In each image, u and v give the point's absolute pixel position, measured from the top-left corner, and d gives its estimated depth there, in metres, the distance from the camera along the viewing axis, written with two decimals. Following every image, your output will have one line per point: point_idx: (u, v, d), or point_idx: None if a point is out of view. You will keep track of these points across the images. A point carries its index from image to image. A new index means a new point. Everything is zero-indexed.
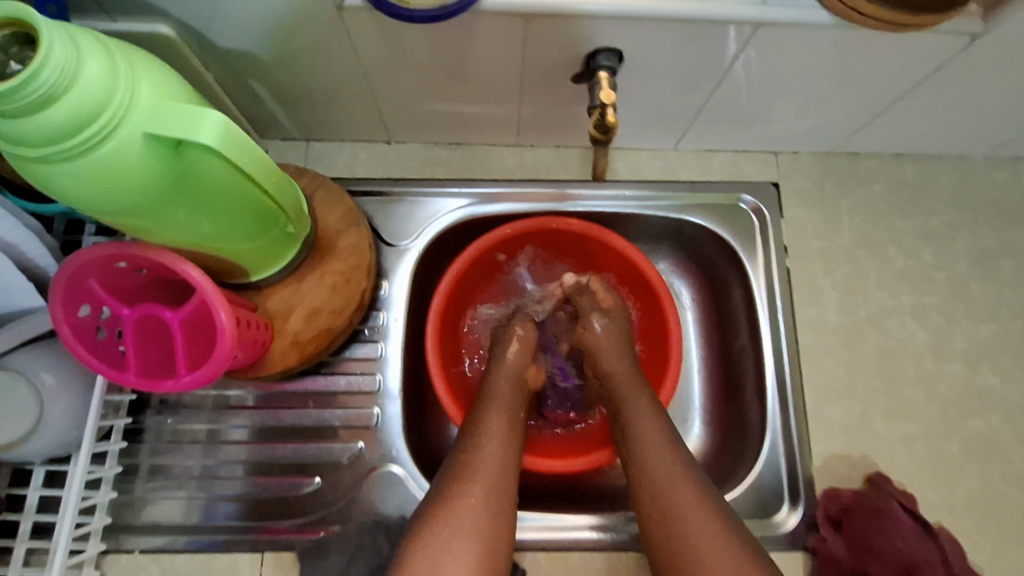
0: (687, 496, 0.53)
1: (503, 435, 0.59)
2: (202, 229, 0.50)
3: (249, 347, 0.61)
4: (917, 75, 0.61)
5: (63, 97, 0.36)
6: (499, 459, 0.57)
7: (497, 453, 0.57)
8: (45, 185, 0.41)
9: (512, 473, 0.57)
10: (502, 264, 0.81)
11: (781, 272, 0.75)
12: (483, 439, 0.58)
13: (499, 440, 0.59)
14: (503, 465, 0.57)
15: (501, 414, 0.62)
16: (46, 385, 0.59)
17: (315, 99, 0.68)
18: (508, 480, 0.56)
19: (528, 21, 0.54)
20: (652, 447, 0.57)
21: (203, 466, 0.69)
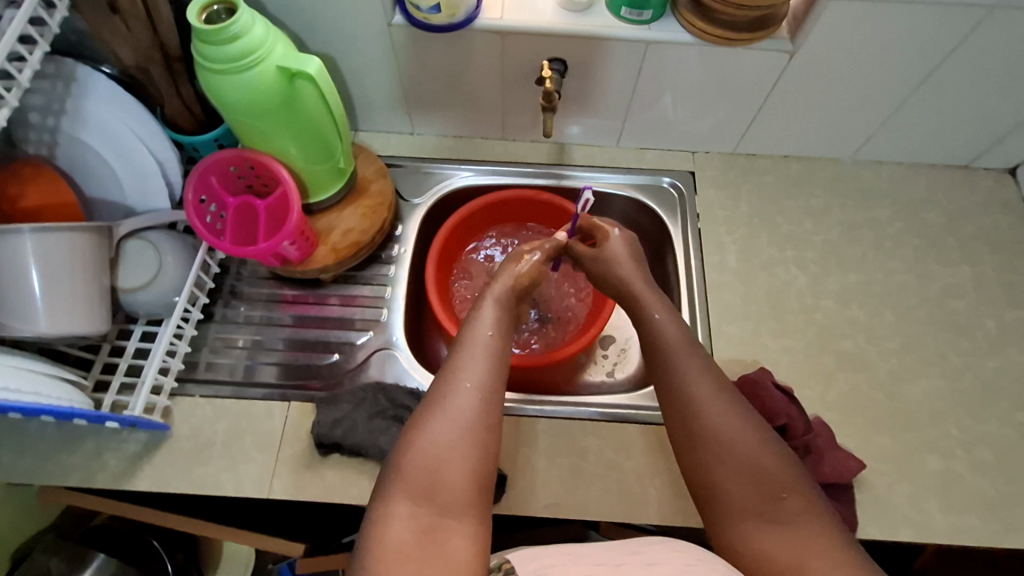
0: (700, 381, 0.65)
1: (496, 349, 0.68)
2: (288, 144, 0.79)
3: (304, 242, 0.87)
4: (766, 84, 0.91)
5: (242, 37, 0.67)
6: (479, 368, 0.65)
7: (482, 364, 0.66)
8: (215, 92, 0.71)
9: (497, 376, 0.65)
10: (490, 230, 1.10)
11: (693, 231, 1.00)
12: (475, 354, 0.67)
13: (482, 351, 0.67)
14: (488, 371, 0.65)
15: (494, 332, 0.70)
16: (166, 259, 0.85)
17: (365, 96, 1.01)
18: (496, 382, 0.64)
19: (503, 38, 0.86)
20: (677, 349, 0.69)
21: (253, 340, 0.93)
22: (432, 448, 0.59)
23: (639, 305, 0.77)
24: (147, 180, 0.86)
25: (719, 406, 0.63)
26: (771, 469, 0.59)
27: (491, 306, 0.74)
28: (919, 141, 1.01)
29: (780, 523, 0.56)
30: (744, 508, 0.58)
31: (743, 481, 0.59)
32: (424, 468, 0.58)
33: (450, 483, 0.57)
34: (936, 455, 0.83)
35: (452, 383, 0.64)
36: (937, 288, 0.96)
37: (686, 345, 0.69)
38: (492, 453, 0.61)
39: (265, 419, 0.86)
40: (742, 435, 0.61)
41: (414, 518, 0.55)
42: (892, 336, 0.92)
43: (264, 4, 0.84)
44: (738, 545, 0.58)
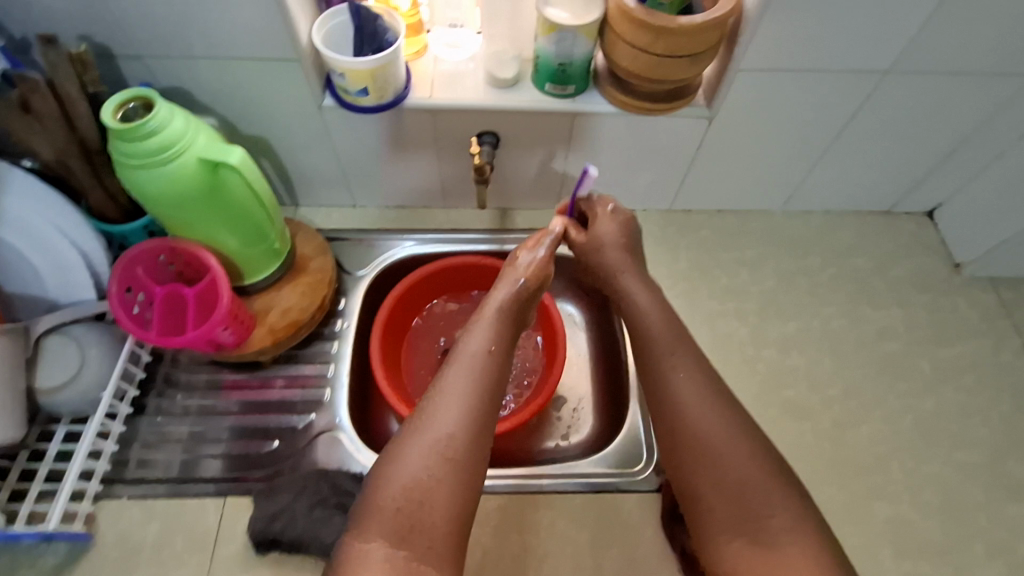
0: (694, 392, 0.64)
1: (490, 365, 0.63)
2: (216, 230, 0.78)
3: (238, 327, 0.85)
4: (690, 148, 0.95)
5: (160, 133, 0.67)
6: (464, 389, 0.60)
7: (468, 378, 0.61)
8: (134, 187, 0.70)
9: (486, 394, 0.61)
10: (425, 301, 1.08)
11: (636, 289, 1.01)
12: (462, 370, 0.61)
13: (475, 365, 0.62)
14: (472, 393, 0.60)
15: (492, 346, 0.65)
16: (90, 353, 0.81)
17: (303, 173, 1.01)
18: (483, 403, 0.60)
19: (435, 115, 0.89)
20: (663, 347, 0.68)
21: (190, 432, 0.88)
22: (410, 482, 0.55)
23: (616, 282, 0.77)
24: (71, 273, 0.83)
25: (709, 416, 0.62)
26: (758, 487, 0.58)
27: (487, 315, 0.68)
28: (840, 191, 1.07)
29: (769, 546, 0.56)
30: (727, 526, 0.58)
31: (728, 501, 0.58)
32: (399, 507, 0.54)
33: (428, 518, 0.54)
34: (884, 501, 0.84)
35: (434, 407, 0.59)
36: (872, 331, 0.99)
37: (677, 347, 0.68)
38: (474, 483, 0.57)
39: (198, 518, 0.81)
40: (726, 449, 0.60)
41: (388, 557, 0.52)
42: (834, 383, 0.93)
43: (192, 93, 0.85)
44: (720, 561, 0.58)
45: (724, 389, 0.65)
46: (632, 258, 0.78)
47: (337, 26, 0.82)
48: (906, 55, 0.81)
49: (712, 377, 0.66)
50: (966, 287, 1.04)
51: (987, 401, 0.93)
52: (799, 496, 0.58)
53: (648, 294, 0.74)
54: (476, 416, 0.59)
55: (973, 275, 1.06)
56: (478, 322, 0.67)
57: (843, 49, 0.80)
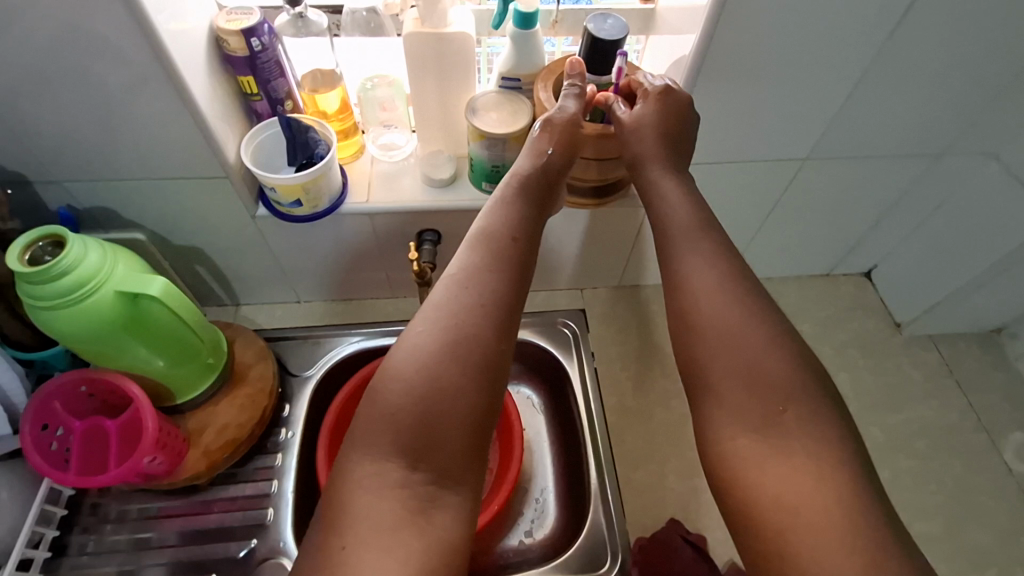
0: (711, 285, 0.60)
1: (500, 254, 0.62)
2: (140, 356, 0.74)
3: (169, 453, 0.79)
4: (631, 233, 0.97)
5: (71, 271, 0.63)
6: (468, 284, 0.60)
7: (483, 276, 0.60)
8: (46, 326, 0.66)
9: (494, 287, 0.60)
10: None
11: (590, 371, 1.00)
12: (459, 267, 0.61)
13: (491, 266, 0.61)
14: (476, 290, 0.59)
15: (511, 244, 0.63)
16: (1, 498, 0.75)
17: (242, 275, 0.98)
18: (489, 296, 0.59)
19: (372, 217, 0.88)
20: (680, 235, 0.64)
21: (118, 571, 0.82)
22: (421, 381, 0.54)
23: (642, 172, 0.70)
24: None
25: (709, 293, 0.60)
26: (774, 381, 0.55)
27: (506, 207, 0.67)
28: (779, 261, 1.10)
29: (777, 438, 0.52)
30: (735, 406, 0.54)
31: (741, 385, 0.55)
32: (411, 404, 0.54)
33: (442, 420, 0.53)
34: None
35: (437, 304, 0.59)
36: None
37: (689, 232, 0.64)
38: (490, 381, 0.56)
39: None
40: (741, 335, 0.57)
41: (400, 471, 0.51)
42: None
43: (117, 211, 0.82)
44: (722, 451, 0.54)
45: (753, 287, 0.60)
46: (669, 144, 0.70)
47: (268, 138, 0.82)
48: (823, 143, 0.86)
49: (729, 266, 0.61)
50: (908, 347, 1.07)
51: (939, 465, 0.94)
52: (827, 400, 0.54)
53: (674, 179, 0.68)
54: (488, 313, 0.58)
55: (914, 334, 1.09)
56: (485, 212, 0.67)
57: (762, 141, 0.84)
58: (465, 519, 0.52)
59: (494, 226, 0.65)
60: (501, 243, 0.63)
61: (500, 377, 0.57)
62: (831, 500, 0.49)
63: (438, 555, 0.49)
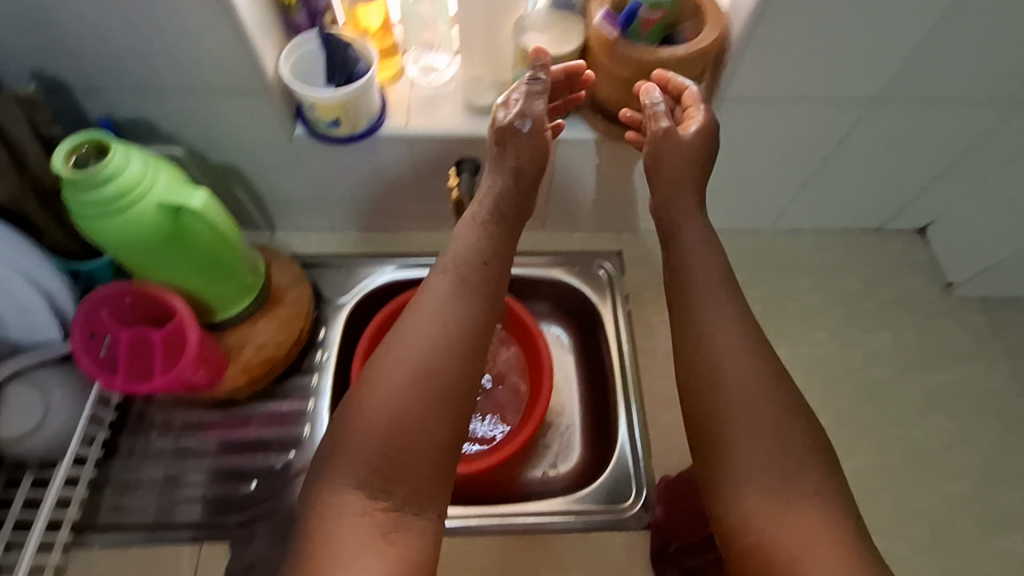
0: (732, 346, 0.65)
1: (466, 279, 0.66)
2: (182, 271, 0.75)
3: (210, 367, 0.81)
4: (678, 171, 0.92)
5: (114, 179, 0.63)
6: (436, 309, 0.64)
7: (447, 306, 0.64)
8: (91, 234, 0.67)
9: (461, 312, 0.64)
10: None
11: (623, 313, 0.99)
12: (422, 298, 0.66)
13: (455, 297, 0.65)
14: (443, 316, 0.64)
15: (483, 266, 0.68)
16: (55, 399, 0.78)
17: (278, 199, 0.98)
18: (456, 320, 0.64)
19: (411, 143, 0.85)
20: (701, 293, 0.68)
21: (163, 474, 0.86)
22: (390, 405, 0.59)
23: (669, 221, 0.74)
24: (31, 314, 0.79)
25: (730, 347, 0.65)
26: (789, 442, 0.60)
27: (474, 233, 0.70)
28: (830, 211, 1.04)
29: (783, 498, 0.58)
30: (757, 463, 0.59)
31: (748, 437, 0.61)
32: (376, 433, 0.59)
33: (404, 439, 0.59)
34: (877, 535, 0.83)
35: (407, 330, 0.63)
36: (862, 357, 0.97)
37: (723, 296, 0.68)
38: (454, 407, 0.61)
39: (174, 564, 0.80)
40: (759, 392, 0.62)
41: (367, 489, 0.57)
42: (822, 412, 0.92)
43: (156, 124, 0.81)
44: (734, 501, 0.59)
45: (764, 343, 0.66)
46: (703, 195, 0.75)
47: (306, 53, 0.79)
48: (898, 80, 0.79)
49: (750, 326, 0.67)
50: (958, 308, 1.03)
51: (978, 428, 0.92)
52: (828, 464, 0.60)
53: (701, 237, 0.72)
54: (448, 340, 0.62)
55: (965, 295, 1.04)
56: (454, 241, 0.70)
57: (828, 79, 0.78)
58: (430, 536, 0.58)
59: (454, 256, 0.68)
60: (466, 271, 0.67)
61: (465, 404, 0.61)
62: (838, 555, 0.55)
63: (405, 566, 0.55)
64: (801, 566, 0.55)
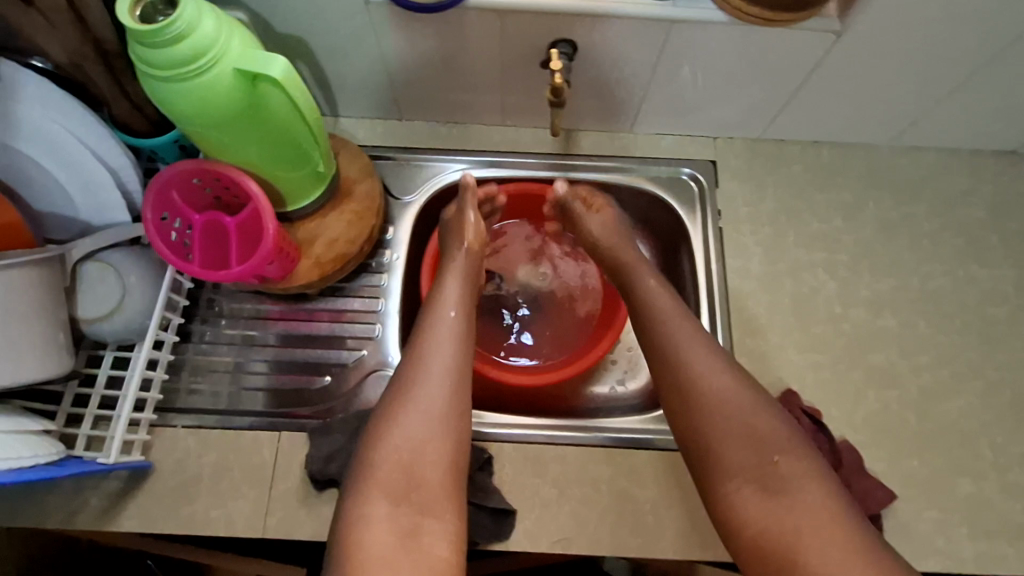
0: (707, 359, 0.68)
1: (454, 324, 0.71)
2: (255, 152, 0.68)
3: (284, 259, 0.78)
4: (806, 67, 0.79)
5: (188, 38, 0.55)
6: (445, 350, 0.68)
7: (442, 341, 0.69)
8: (162, 103, 0.60)
9: (462, 359, 0.68)
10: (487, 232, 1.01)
11: (715, 230, 0.91)
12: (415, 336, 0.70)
13: (447, 331, 0.70)
14: (451, 359, 0.68)
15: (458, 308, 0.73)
16: (130, 280, 0.76)
17: (344, 79, 0.88)
18: (459, 364, 0.68)
19: (503, 16, 0.73)
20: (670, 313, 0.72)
21: (236, 362, 0.85)
22: (410, 439, 0.62)
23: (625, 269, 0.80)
24: (98, 192, 0.75)
25: (706, 369, 0.67)
26: (773, 436, 0.63)
27: (455, 283, 0.76)
28: (969, 126, 0.90)
29: (781, 493, 0.60)
30: (740, 471, 0.62)
31: (733, 445, 0.63)
32: (391, 462, 0.61)
33: (421, 473, 0.61)
34: (966, 478, 0.79)
35: (422, 373, 0.66)
36: (976, 294, 0.88)
37: (682, 316, 0.72)
38: (456, 426, 0.64)
39: (254, 451, 0.80)
40: (728, 397, 0.65)
41: (391, 516, 0.59)
42: (925, 349, 0.85)
43: None
44: (734, 509, 0.62)
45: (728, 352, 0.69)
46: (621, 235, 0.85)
47: None
48: None
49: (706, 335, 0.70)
50: None
51: None
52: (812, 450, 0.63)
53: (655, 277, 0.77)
54: (449, 368, 0.67)
55: None
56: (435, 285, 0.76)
57: None
58: (452, 544, 0.59)
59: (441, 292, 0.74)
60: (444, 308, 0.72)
61: (464, 426, 0.65)
62: (851, 534, 0.56)
63: (432, 571, 0.57)
64: (810, 547, 0.56)
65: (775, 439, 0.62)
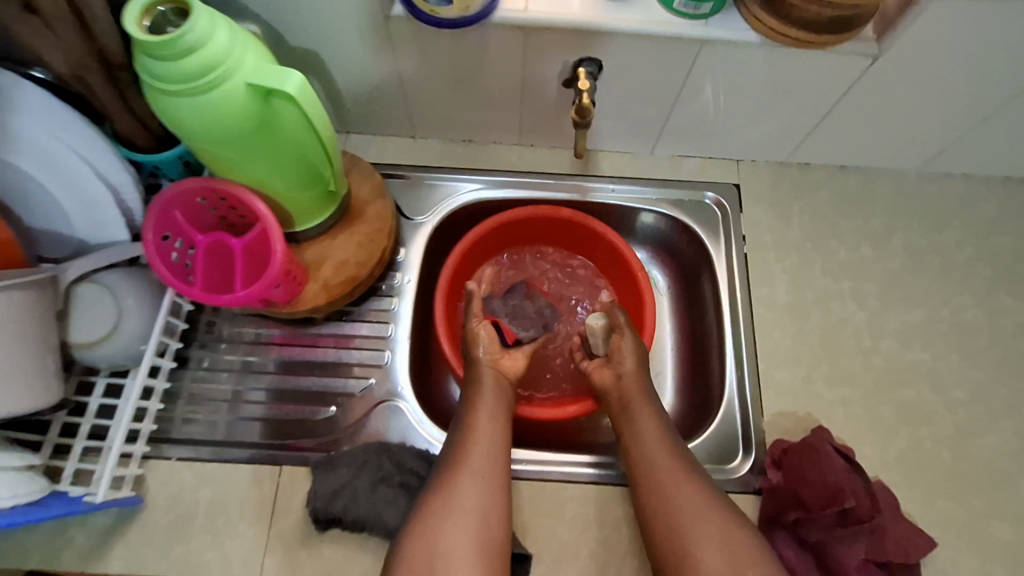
0: (670, 463, 0.67)
1: (497, 413, 0.72)
2: (266, 172, 0.65)
3: (290, 282, 0.74)
4: (839, 90, 0.76)
5: (200, 50, 0.52)
6: (492, 438, 0.69)
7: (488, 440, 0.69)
8: (169, 118, 0.56)
9: (503, 451, 0.69)
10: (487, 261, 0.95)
11: (739, 255, 0.87)
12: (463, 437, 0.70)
13: (493, 430, 0.70)
14: (495, 446, 0.69)
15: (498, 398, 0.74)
16: (126, 302, 0.72)
17: (357, 96, 0.85)
18: (501, 456, 0.69)
19: (526, 34, 0.70)
20: (642, 412, 0.72)
21: (236, 391, 0.81)
22: (440, 518, 0.62)
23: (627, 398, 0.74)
24: (97, 210, 0.71)
25: (682, 483, 0.65)
26: (735, 542, 0.61)
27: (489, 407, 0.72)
28: (1001, 154, 0.87)
29: None
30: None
31: (704, 554, 0.60)
32: (422, 553, 0.61)
33: (447, 561, 0.60)
34: (1005, 523, 0.75)
35: (468, 462, 0.67)
36: (1012, 326, 0.85)
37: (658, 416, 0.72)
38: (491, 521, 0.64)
39: (252, 487, 0.75)
40: (699, 504, 0.63)
41: None
42: (959, 384, 0.82)
43: None
44: None
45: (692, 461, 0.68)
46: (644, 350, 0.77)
47: None
48: None
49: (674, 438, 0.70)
50: None
51: None
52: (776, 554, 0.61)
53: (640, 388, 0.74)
54: (493, 464, 0.67)
55: None
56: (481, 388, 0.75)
57: None
58: None
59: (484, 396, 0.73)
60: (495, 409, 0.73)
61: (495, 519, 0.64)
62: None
63: None
64: None
65: (721, 538, 0.61)
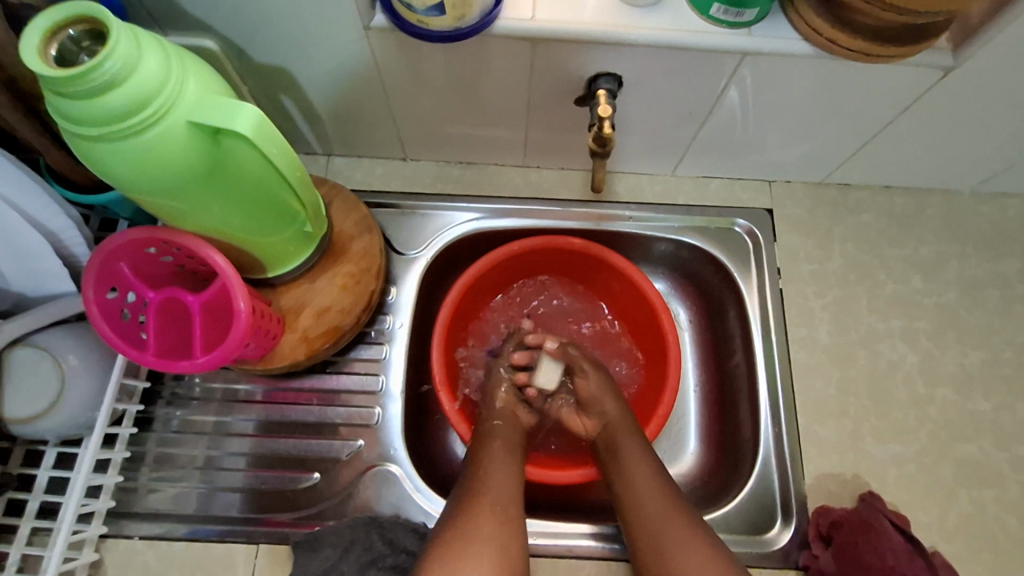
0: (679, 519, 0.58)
1: (505, 459, 0.62)
2: (223, 219, 0.54)
3: (262, 338, 0.64)
4: (897, 106, 0.65)
5: (123, 83, 0.41)
6: (507, 484, 0.59)
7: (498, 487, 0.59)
8: (95, 165, 0.46)
9: (516, 500, 0.58)
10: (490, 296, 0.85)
11: (774, 291, 0.77)
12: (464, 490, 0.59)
13: (504, 478, 0.60)
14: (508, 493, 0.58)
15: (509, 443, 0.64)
16: (71, 365, 0.62)
17: (339, 115, 0.74)
18: (515, 508, 0.58)
19: (534, 45, 0.60)
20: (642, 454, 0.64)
21: (207, 456, 0.71)
22: None
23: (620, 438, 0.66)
24: (36, 261, 0.60)
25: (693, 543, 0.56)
26: None
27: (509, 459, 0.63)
28: None
29: None
30: None
31: None
32: None
33: None
34: None
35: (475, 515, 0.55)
36: None
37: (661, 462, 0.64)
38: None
39: (226, 569, 0.67)
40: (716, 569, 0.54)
41: None
42: None
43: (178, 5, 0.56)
44: None
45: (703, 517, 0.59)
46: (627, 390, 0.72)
47: None
48: None
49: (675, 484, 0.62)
50: None
51: None
52: None
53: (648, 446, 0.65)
54: (504, 518, 0.56)
55: None
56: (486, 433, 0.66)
57: None
58: None
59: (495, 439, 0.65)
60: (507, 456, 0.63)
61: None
62: None
63: None
64: None
65: None
